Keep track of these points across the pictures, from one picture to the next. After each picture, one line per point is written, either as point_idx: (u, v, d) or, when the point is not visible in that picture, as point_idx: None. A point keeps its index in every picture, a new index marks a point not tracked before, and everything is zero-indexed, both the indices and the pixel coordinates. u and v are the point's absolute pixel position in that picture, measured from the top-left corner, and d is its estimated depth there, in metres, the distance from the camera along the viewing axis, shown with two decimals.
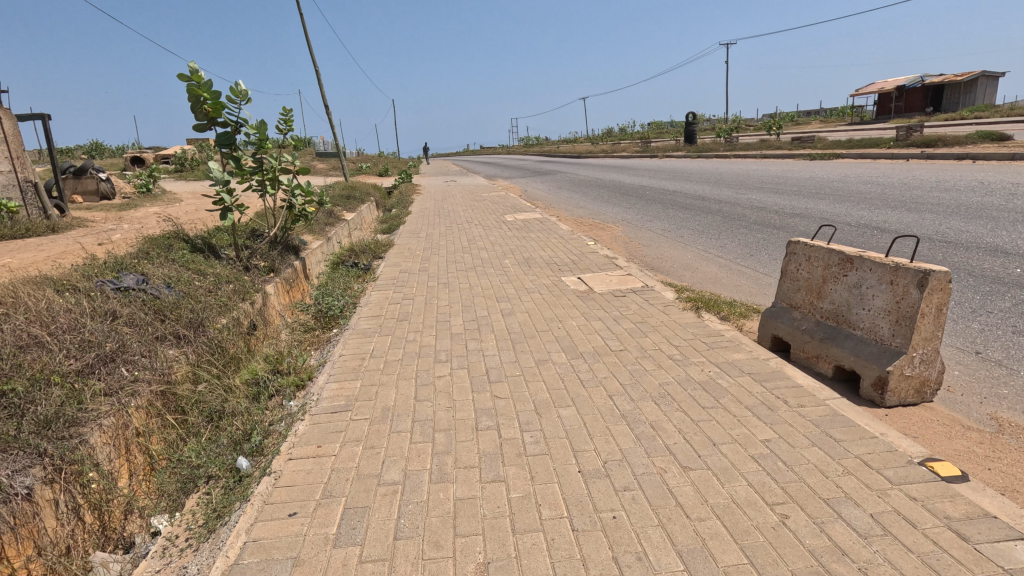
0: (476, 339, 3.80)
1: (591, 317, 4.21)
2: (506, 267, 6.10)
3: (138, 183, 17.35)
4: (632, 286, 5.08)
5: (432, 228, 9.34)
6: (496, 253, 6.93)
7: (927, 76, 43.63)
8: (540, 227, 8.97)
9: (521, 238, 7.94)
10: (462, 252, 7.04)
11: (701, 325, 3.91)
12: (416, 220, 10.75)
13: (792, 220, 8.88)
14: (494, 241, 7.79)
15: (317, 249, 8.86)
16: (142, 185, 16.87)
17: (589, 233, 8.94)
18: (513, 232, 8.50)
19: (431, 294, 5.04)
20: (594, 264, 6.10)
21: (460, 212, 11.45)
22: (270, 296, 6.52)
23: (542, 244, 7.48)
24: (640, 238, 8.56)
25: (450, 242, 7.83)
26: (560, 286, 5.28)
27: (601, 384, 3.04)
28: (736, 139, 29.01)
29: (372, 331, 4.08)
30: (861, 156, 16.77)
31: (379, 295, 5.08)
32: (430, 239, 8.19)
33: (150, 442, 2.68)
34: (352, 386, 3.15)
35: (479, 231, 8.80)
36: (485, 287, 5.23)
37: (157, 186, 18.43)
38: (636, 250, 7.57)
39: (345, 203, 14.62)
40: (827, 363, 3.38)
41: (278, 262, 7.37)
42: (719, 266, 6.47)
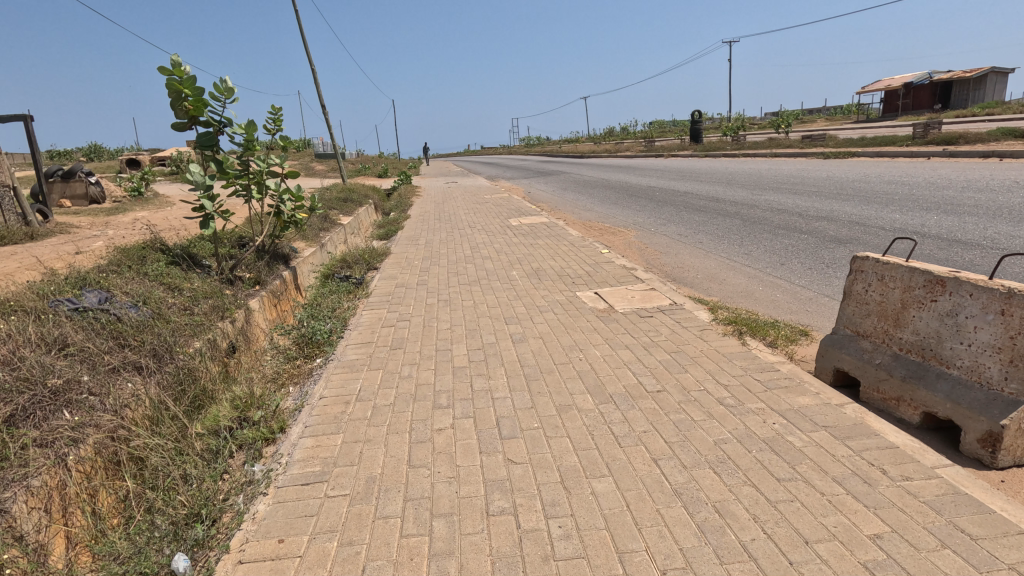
0: (483, 375, 3.19)
1: (616, 343, 3.61)
2: (514, 280, 5.50)
3: (129, 187, 16.74)
4: (658, 303, 4.48)
5: (432, 234, 8.74)
6: (502, 263, 6.32)
7: (935, 73, 42.94)
8: (548, 233, 8.36)
9: (528, 246, 7.33)
10: (464, 262, 6.44)
11: (750, 355, 3.31)
12: (416, 224, 10.16)
13: (819, 223, 8.26)
14: (499, 249, 7.19)
15: (308, 258, 8.27)
16: (134, 188, 16.25)
17: (600, 239, 8.34)
18: (519, 239, 7.89)
19: (430, 314, 4.43)
20: (611, 276, 5.50)
21: (462, 216, 10.84)
22: (255, 312, 5.95)
23: (551, 252, 6.88)
24: (656, 245, 7.94)
25: (451, 250, 7.23)
26: (576, 303, 4.67)
27: (641, 442, 2.44)
28: (743, 138, 28.39)
29: (360, 364, 3.47)
30: (879, 154, 16.13)
31: (372, 316, 4.47)
32: (430, 246, 7.59)
33: (95, 502, 2.14)
34: (330, 447, 2.53)
35: (482, 238, 8.20)
36: (491, 305, 4.63)
37: (149, 190, 17.82)
38: (654, 258, 6.95)
39: (342, 206, 14.01)
40: (911, 408, 2.78)
41: (265, 273, 6.79)
42: (748, 277, 5.86)
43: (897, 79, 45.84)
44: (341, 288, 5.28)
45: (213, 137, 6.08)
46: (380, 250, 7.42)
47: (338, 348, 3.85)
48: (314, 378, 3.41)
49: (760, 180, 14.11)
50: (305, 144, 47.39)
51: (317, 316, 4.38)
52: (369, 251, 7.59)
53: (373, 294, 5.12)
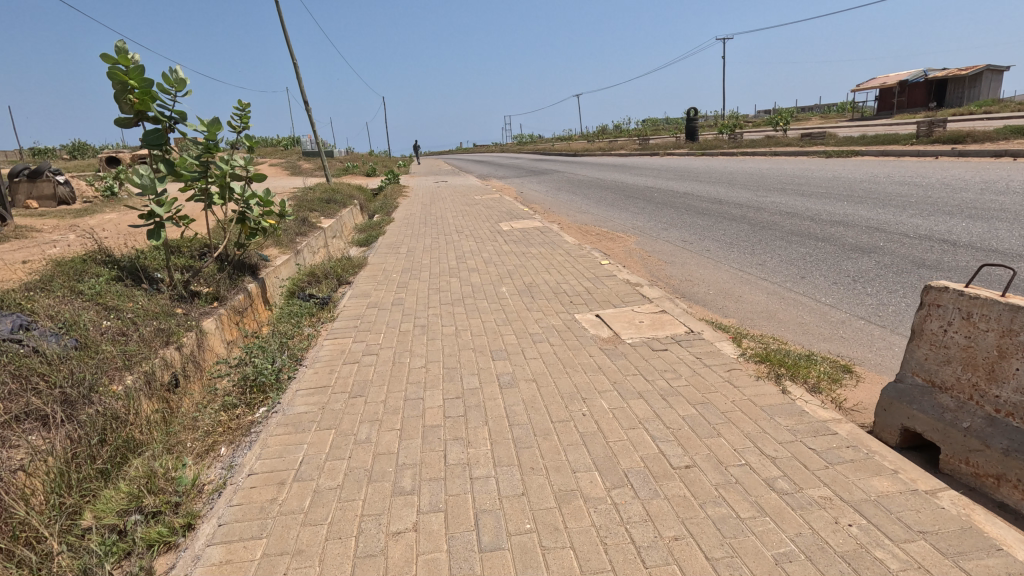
0: (460, 439, 2.51)
1: (627, 391, 2.93)
2: (504, 299, 4.81)
3: (102, 187, 15.76)
4: (671, 331, 3.82)
5: (414, 241, 8.03)
6: (490, 277, 5.63)
7: (930, 70, 42.61)
8: (542, 240, 7.68)
9: (519, 256, 6.65)
10: (447, 276, 5.74)
11: (795, 409, 2.64)
12: (398, 229, 9.45)
13: (835, 229, 7.64)
14: (488, 259, 6.51)
15: (278, 268, 7.53)
16: (107, 188, 15.32)
17: (597, 246, 7.68)
18: (510, 247, 7.21)
19: (403, 345, 3.74)
20: (614, 295, 4.82)
21: (449, 220, 10.13)
22: (210, 333, 5.23)
23: (545, 263, 6.20)
24: (658, 253, 7.29)
25: (434, 261, 6.52)
26: (575, 330, 4.00)
27: (673, 556, 1.78)
28: (740, 136, 27.83)
29: (309, 421, 2.78)
30: (883, 153, 15.60)
31: (333, 349, 3.76)
32: (411, 256, 6.89)
33: None
34: (243, 566, 1.83)
35: (469, 246, 7.50)
36: (476, 333, 3.95)
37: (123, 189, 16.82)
38: (660, 270, 6.29)
39: (323, 208, 13.23)
40: (1016, 491, 2.14)
41: (226, 286, 6.09)
42: (766, 294, 5.21)
43: (892, 76, 45.49)
44: (304, 310, 4.57)
45: (163, 134, 5.22)
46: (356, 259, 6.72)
47: (284, 396, 3.15)
48: (247, 443, 2.71)
49: (762, 180, 13.49)
50: (294, 142, 46.43)
51: (267, 349, 3.67)
52: (344, 261, 6.88)
53: (340, 318, 4.41)
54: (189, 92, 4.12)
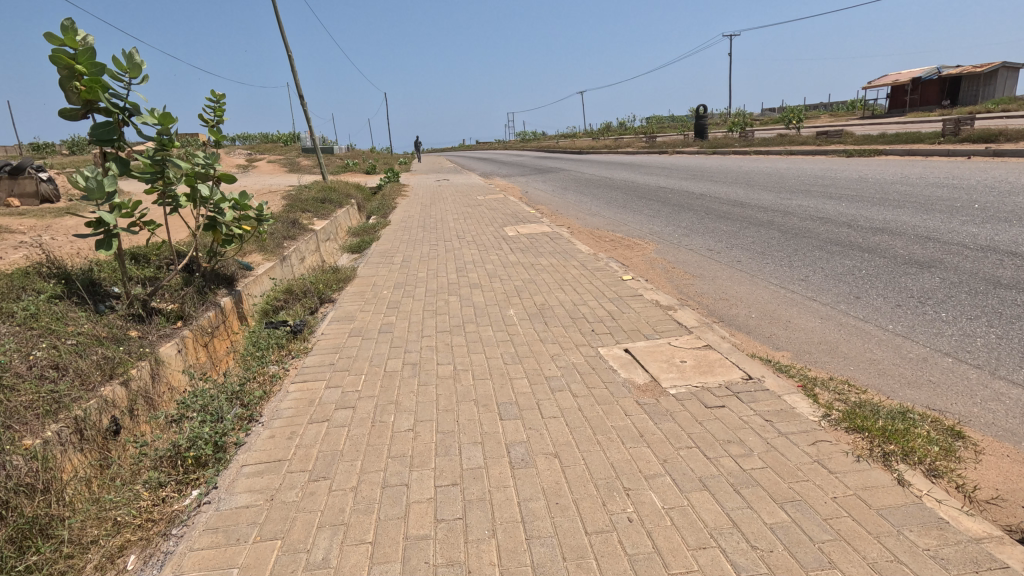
0: (457, 567, 1.76)
1: (683, 477, 2.17)
2: (512, 326, 4.05)
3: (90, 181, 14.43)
4: (722, 376, 3.06)
5: (411, 248, 7.26)
6: (496, 295, 4.86)
7: (944, 67, 41.62)
8: (553, 248, 6.91)
9: (528, 267, 5.88)
10: (445, 293, 4.98)
11: (928, 516, 1.88)
12: (394, 234, 8.69)
13: (879, 237, 6.86)
14: (493, 271, 5.75)
15: (256, 280, 6.78)
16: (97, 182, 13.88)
17: (613, 255, 6.91)
18: (518, 257, 6.44)
19: (387, 393, 2.97)
20: (643, 321, 4.05)
21: (449, 223, 9.37)
22: (168, 361, 4.49)
23: (558, 276, 5.43)
24: (682, 263, 6.52)
25: (432, 273, 5.76)
26: (601, 372, 3.25)
27: None
28: (752, 133, 26.96)
29: (248, 523, 2.02)
30: (909, 152, 14.76)
31: (298, 399, 2.99)
32: (406, 267, 6.13)
33: None
34: None
35: (471, 255, 6.73)
36: (479, 376, 3.19)
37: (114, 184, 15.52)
38: (688, 287, 5.52)
39: (316, 208, 12.46)
40: None
41: (192, 303, 5.35)
42: (820, 318, 4.43)
43: (905, 73, 44.51)
44: (271, 339, 3.80)
45: (115, 128, 4.40)
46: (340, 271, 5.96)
47: (225, 474, 2.39)
48: (161, 558, 1.96)
49: (783, 181, 12.68)
50: (294, 139, 45.64)
51: (216, 400, 2.92)
52: (329, 272, 6.13)
53: (314, 352, 3.66)
54: (144, 77, 3.48)
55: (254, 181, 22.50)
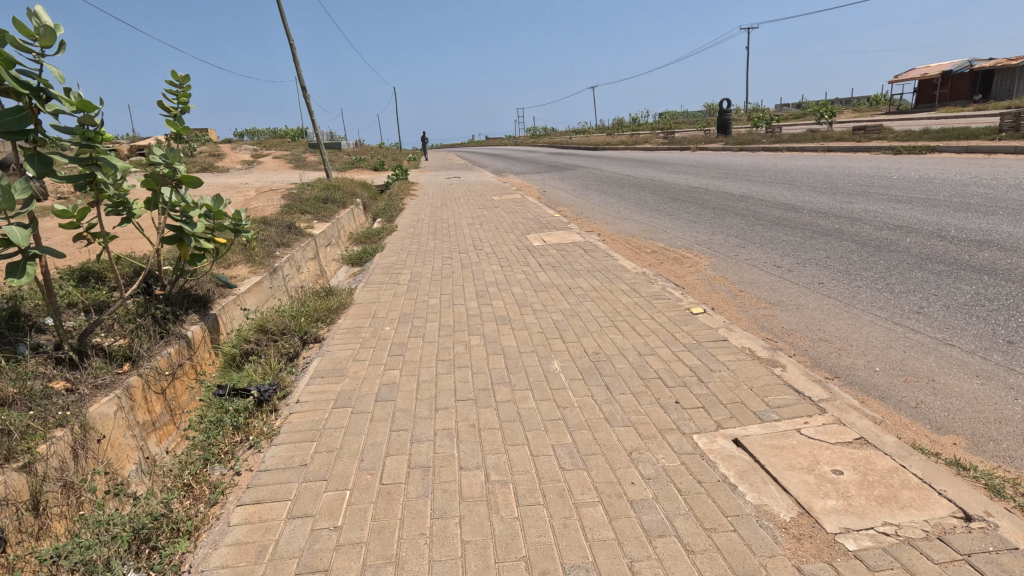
0: None
1: None
2: (561, 392, 2.91)
3: None
4: (921, 512, 1.90)
5: (419, 262, 6.13)
6: (531, 335, 3.70)
7: (975, 60, 39.81)
8: (590, 264, 5.76)
9: (565, 292, 4.71)
10: (464, 332, 3.82)
11: None
12: (399, 242, 7.53)
13: (988, 252, 5.64)
14: (523, 297, 4.61)
15: (235, 302, 5.70)
16: None
17: (662, 274, 5.75)
18: (551, 276, 5.30)
19: (383, 539, 1.86)
20: (744, 387, 2.88)
21: (462, 230, 8.21)
22: (102, 422, 3.46)
23: (606, 306, 4.27)
24: (749, 285, 5.36)
25: (445, 299, 4.61)
26: (713, 489, 2.11)
27: None
28: (779, 130, 25.56)
29: None
30: (968, 150, 13.42)
31: (240, 547, 1.88)
32: (413, 289, 4.99)
33: None
34: None
35: (492, 272, 5.60)
36: (526, 501, 2.05)
37: None
38: (772, 322, 4.34)
39: (316, 209, 11.34)
40: None
41: (147, 338, 4.28)
42: (976, 376, 3.25)
43: (933, 67, 42.68)
44: (222, 416, 2.69)
45: (25, 116, 3.13)
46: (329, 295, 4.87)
47: None
48: None
49: (832, 182, 11.42)
50: (301, 134, 44.59)
51: (110, 553, 1.82)
52: (317, 296, 5.03)
53: (283, 439, 2.53)
54: (61, 47, 2.79)
55: (257, 177, 21.47)
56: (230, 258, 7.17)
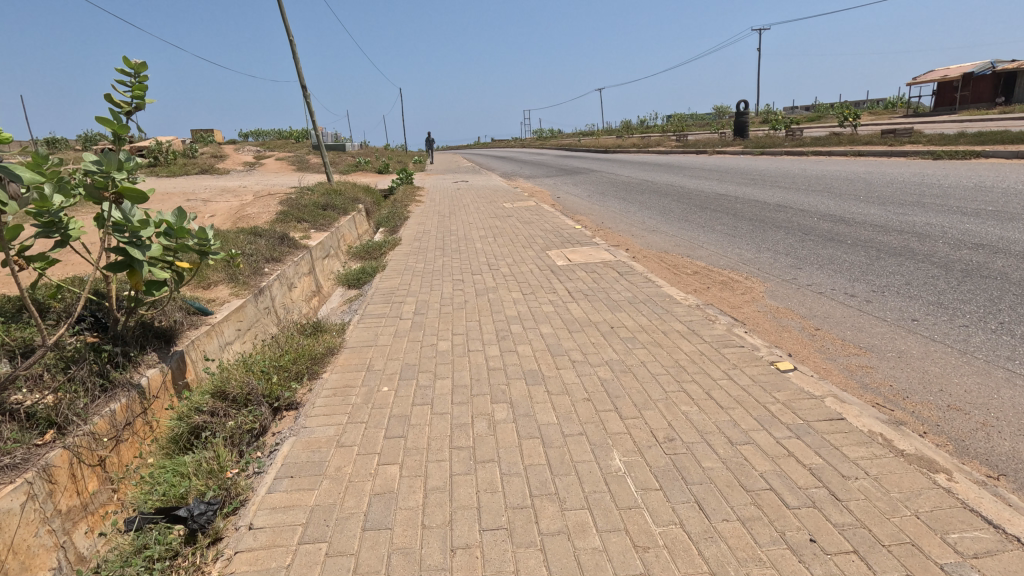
0: None
1: None
2: (634, 514, 2.00)
3: None
4: None
5: (426, 287, 5.24)
6: (575, 405, 2.80)
7: (997, 61, 38.62)
8: (628, 290, 4.86)
9: (607, 334, 3.79)
10: (486, 396, 2.92)
11: None
12: (403, 259, 6.65)
13: None
14: (556, 340, 3.71)
15: (207, 333, 4.83)
16: None
17: (714, 305, 4.86)
18: (585, 307, 4.41)
19: None
20: (906, 513, 1.96)
21: (473, 244, 7.31)
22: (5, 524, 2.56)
23: (664, 357, 3.36)
24: (823, 321, 4.42)
25: (458, 342, 3.71)
26: None
27: None
28: (799, 132, 24.58)
29: None
30: (1018, 154, 12.43)
31: None
32: (418, 325, 4.09)
33: None
34: None
35: (513, 301, 4.71)
36: None
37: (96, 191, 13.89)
38: (873, 378, 3.42)
39: (314, 217, 10.51)
40: None
41: (84, 394, 3.38)
42: None
43: (953, 69, 41.50)
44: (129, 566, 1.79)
45: None
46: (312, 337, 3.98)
47: None
48: None
49: (876, 190, 10.46)
50: (305, 136, 44.04)
51: None
52: (299, 335, 4.13)
53: None
54: None
55: (259, 180, 20.74)
56: (211, 277, 6.31)
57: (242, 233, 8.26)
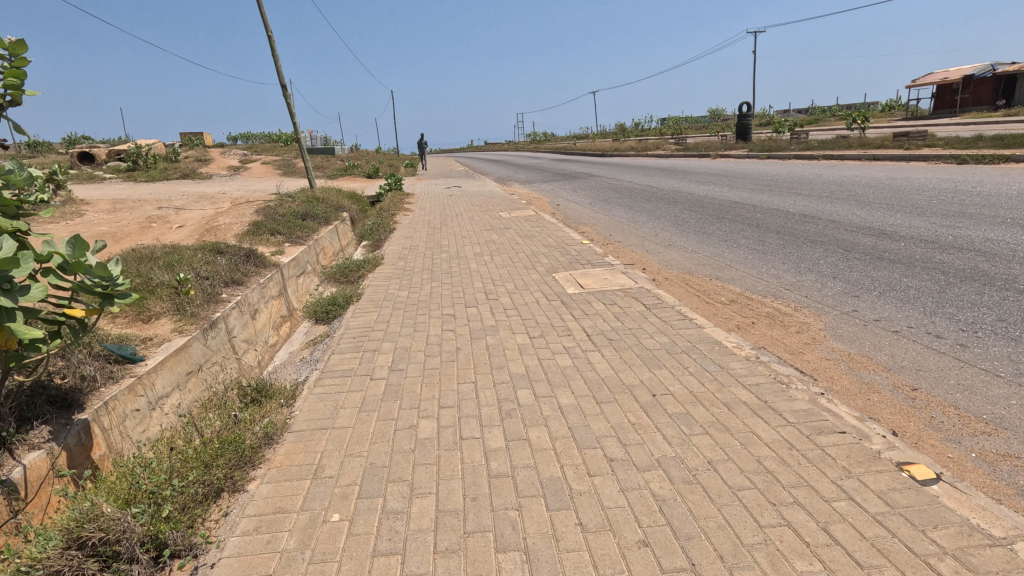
0: None
1: None
2: None
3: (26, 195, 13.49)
4: None
5: (408, 326, 4.22)
6: (627, 560, 1.80)
7: (998, 64, 38.05)
8: (663, 331, 3.86)
9: (650, 411, 2.78)
10: (487, 538, 1.91)
11: None
12: (383, 282, 5.61)
13: None
14: (580, 417, 2.71)
15: (127, 391, 3.72)
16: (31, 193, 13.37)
17: (770, 351, 3.88)
18: (611, 360, 3.42)
19: None
20: None
21: (467, 264, 6.28)
22: None
23: (740, 455, 2.35)
24: (919, 377, 3.43)
25: (446, 424, 2.69)
26: None
27: None
28: (804, 135, 23.77)
29: None
30: None
31: None
32: (393, 392, 3.06)
33: None
34: None
35: (517, 348, 3.70)
36: None
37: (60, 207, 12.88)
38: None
39: (290, 228, 9.45)
40: None
41: None
42: None
43: (953, 71, 40.91)
44: None
45: None
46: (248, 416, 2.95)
47: None
48: None
49: (909, 198, 9.55)
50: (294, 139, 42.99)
51: None
52: (234, 410, 3.11)
53: None
54: None
55: (240, 185, 19.62)
56: (152, 307, 5.26)
57: (202, 250, 7.20)
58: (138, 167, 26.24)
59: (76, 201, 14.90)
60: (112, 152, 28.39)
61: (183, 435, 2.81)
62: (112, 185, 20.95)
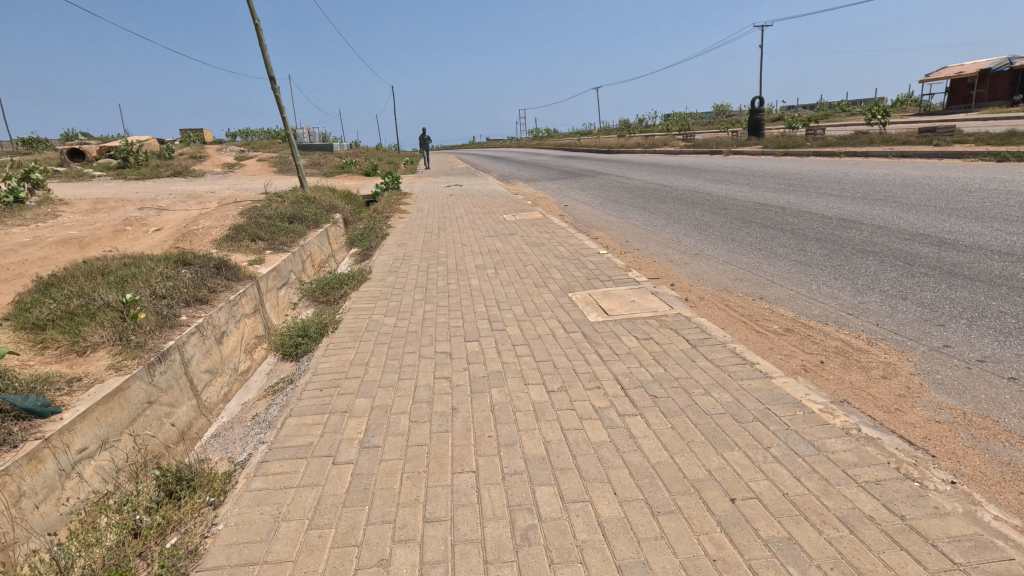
0: None
1: None
2: None
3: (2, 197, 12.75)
4: None
5: (392, 371, 3.32)
6: None
7: (1016, 57, 36.91)
8: (721, 385, 2.97)
9: (732, 533, 1.89)
10: None
11: None
12: (368, 305, 4.73)
13: None
14: (634, 550, 1.82)
15: (25, 461, 2.74)
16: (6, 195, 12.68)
17: (861, 409, 2.99)
18: (659, 434, 2.52)
19: None
20: None
21: (467, 280, 5.38)
22: None
23: None
24: None
25: (433, 561, 1.81)
26: None
27: None
28: (821, 131, 22.76)
29: None
30: None
31: None
32: (361, 490, 2.18)
33: None
34: None
35: (532, 410, 2.80)
36: None
37: (34, 211, 12.02)
38: None
39: (273, 234, 8.55)
40: None
41: None
42: None
43: (968, 66, 39.78)
44: None
45: None
46: (152, 532, 2.06)
47: None
48: None
49: (958, 200, 8.62)
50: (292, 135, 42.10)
51: None
52: (140, 513, 2.22)
53: None
54: None
55: (231, 184, 18.75)
56: (88, 336, 4.36)
57: (166, 261, 6.30)
58: (129, 164, 25.33)
59: (54, 202, 14.02)
60: (102, 149, 27.47)
61: (52, 566, 1.92)
62: (100, 183, 20.10)
